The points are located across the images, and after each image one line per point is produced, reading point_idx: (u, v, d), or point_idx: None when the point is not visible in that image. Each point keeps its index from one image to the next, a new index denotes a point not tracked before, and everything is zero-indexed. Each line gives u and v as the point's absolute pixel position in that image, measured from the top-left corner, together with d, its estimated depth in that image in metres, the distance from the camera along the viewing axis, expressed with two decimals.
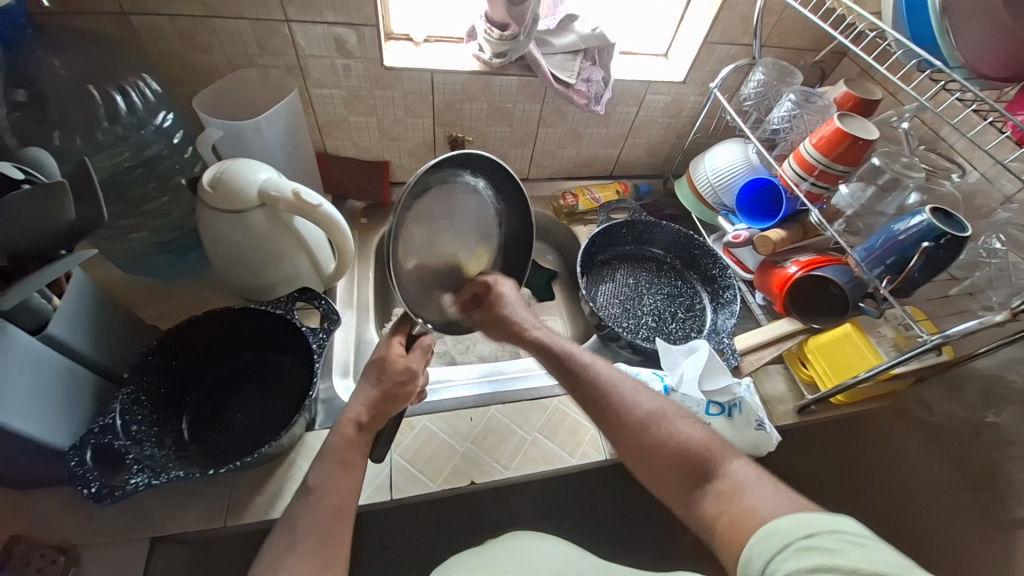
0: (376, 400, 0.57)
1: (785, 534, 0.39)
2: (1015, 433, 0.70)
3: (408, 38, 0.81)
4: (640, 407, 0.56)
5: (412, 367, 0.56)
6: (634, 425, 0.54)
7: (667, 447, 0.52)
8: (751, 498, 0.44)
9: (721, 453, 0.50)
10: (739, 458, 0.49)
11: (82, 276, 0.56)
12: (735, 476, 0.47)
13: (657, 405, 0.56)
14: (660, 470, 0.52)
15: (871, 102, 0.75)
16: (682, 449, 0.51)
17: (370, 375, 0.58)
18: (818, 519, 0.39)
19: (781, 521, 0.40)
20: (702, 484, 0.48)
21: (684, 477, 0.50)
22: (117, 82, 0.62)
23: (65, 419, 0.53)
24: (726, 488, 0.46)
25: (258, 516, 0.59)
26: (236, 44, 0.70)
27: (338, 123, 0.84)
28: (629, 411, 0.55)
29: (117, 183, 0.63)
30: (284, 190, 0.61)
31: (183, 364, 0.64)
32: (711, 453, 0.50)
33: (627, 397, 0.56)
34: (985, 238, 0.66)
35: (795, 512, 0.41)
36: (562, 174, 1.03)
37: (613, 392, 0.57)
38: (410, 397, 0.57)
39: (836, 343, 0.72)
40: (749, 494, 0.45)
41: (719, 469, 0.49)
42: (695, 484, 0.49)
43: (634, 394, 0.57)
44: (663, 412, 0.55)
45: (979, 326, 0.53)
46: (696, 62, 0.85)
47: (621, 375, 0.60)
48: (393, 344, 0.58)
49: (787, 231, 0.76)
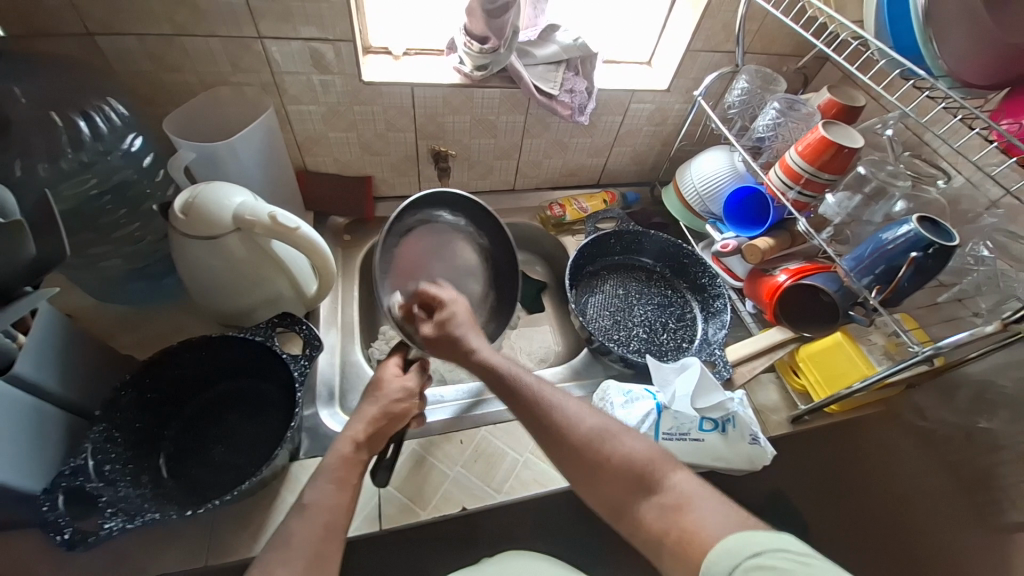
0: (375, 419, 0.56)
1: (734, 556, 0.39)
2: (1006, 438, 0.71)
3: (387, 51, 0.79)
4: (583, 424, 0.52)
5: (408, 386, 0.59)
6: (578, 440, 0.51)
7: (609, 467, 0.49)
8: (698, 512, 0.43)
9: (665, 464, 0.48)
10: (681, 470, 0.48)
11: (48, 311, 0.53)
12: (684, 487, 0.46)
13: (601, 422, 0.52)
14: (608, 484, 0.49)
15: (855, 108, 0.75)
16: (625, 469, 0.48)
17: (368, 397, 0.58)
18: (762, 538, 0.40)
19: (728, 540, 0.40)
20: (648, 495, 0.46)
21: (629, 492, 0.47)
22: (80, 106, 0.60)
23: (35, 463, 0.50)
24: (673, 499, 0.45)
25: (244, 553, 0.57)
26: (208, 62, 0.68)
27: (317, 139, 0.81)
28: (571, 429, 0.52)
29: (84, 212, 0.61)
30: (260, 215, 0.59)
31: (159, 397, 0.62)
32: (655, 465, 0.48)
33: (567, 415, 0.53)
34: (973, 245, 0.66)
35: (738, 528, 0.41)
36: (548, 184, 1.02)
37: (555, 407, 0.53)
38: (408, 415, 0.58)
39: (827, 351, 0.72)
40: (698, 505, 0.44)
41: (664, 481, 0.47)
42: (642, 495, 0.47)
43: (576, 408, 0.53)
44: (606, 428, 0.52)
45: (970, 338, 0.53)
46: (680, 70, 0.84)
47: (566, 391, 0.56)
48: (390, 364, 0.61)
49: (774, 239, 0.76)
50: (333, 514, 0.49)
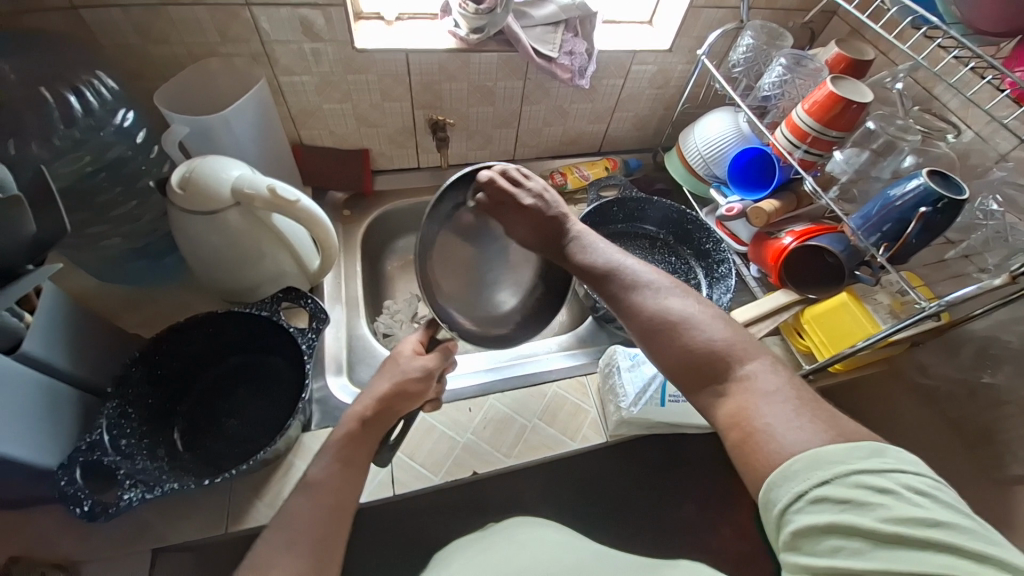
0: (385, 395, 0.55)
1: (801, 479, 0.37)
2: (1009, 392, 0.72)
3: (379, 16, 0.76)
4: (651, 301, 0.51)
5: (427, 365, 0.57)
6: (644, 325, 0.50)
7: (682, 349, 0.47)
8: (767, 410, 0.41)
9: (737, 354, 0.46)
10: (755, 361, 0.45)
11: (52, 289, 0.53)
12: (756, 377, 0.44)
13: (670, 302, 0.51)
14: (675, 365, 0.48)
15: (864, 63, 0.72)
16: (691, 351, 0.47)
17: (381, 373, 0.57)
18: (834, 461, 0.36)
19: (799, 460, 0.37)
20: (716, 383, 0.45)
21: (697, 376, 0.46)
22: (70, 81, 0.59)
23: (51, 438, 0.51)
24: (739, 389, 0.44)
25: (260, 521, 0.58)
26: (195, 31, 0.66)
27: (311, 111, 0.80)
28: (638, 307, 0.51)
29: (80, 189, 0.60)
30: (258, 187, 0.58)
31: (169, 373, 0.62)
32: (730, 351, 0.46)
33: (637, 293, 0.52)
34: (982, 200, 0.65)
35: (807, 447, 0.38)
36: (549, 153, 1.00)
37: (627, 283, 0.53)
38: (422, 394, 0.57)
39: (833, 313, 0.71)
40: (764, 403, 0.42)
41: (735, 369, 0.45)
42: (710, 381, 0.45)
43: (649, 290, 0.52)
44: (673, 307, 0.50)
45: (978, 292, 0.52)
46: (683, 28, 0.81)
47: (643, 272, 0.54)
48: (412, 341, 0.60)
49: (780, 201, 0.74)
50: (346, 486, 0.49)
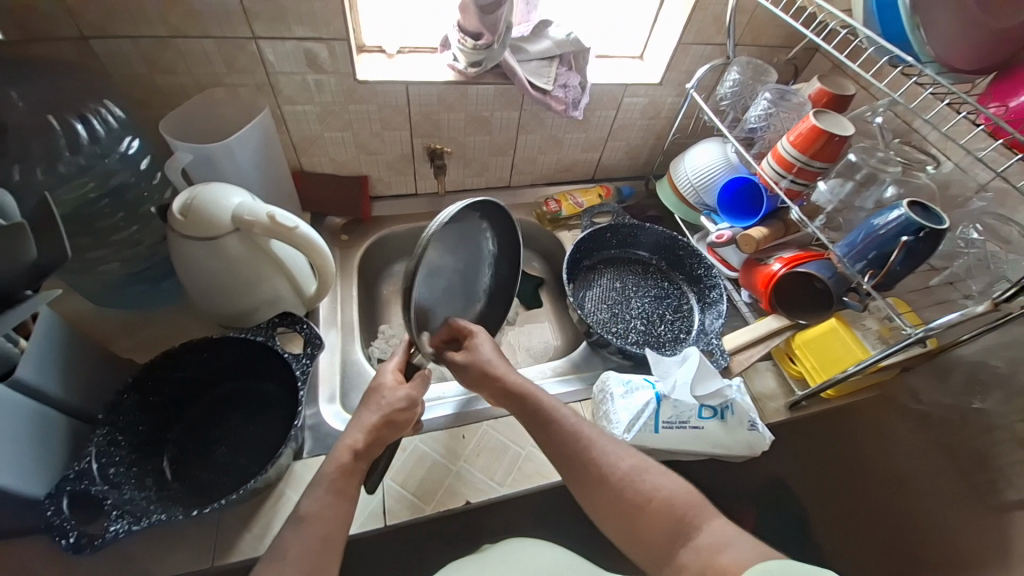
0: (375, 427, 0.55)
1: (768, 573, 0.40)
2: (1000, 418, 0.73)
3: (381, 50, 0.79)
4: (621, 462, 0.55)
5: (412, 394, 0.58)
6: (614, 480, 0.53)
7: (651, 509, 0.51)
8: (732, 553, 0.46)
9: (703, 510, 0.51)
10: (717, 517, 0.51)
11: (50, 315, 0.53)
12: (719, 531, 0.49)
13: (635, 460, 0.55)
14: (648, 529, 0.51)
15: (845, 98, 0.76)
16: (665, 509, 0.51)
17: (367, 406, 0.57)
18: (804, 564, 0.39)
19: (758, 568, 0.41)
20: (687, 539, 0.49)
21: (670, 541, 0.50)
22: (78, 109, 0.60)
23: (38, 466, 0.50)
24: (709, 542, 0.48)
25: (249, 553, 0.57)
26: (202, 64, 0.68)
27: (312, 139, 0.82)
28: (607, 466, 0.54)
29: (82, 215, 0.61)
30: (258, 214, 0.59)
31: (161, 399, 0.62)
32: (694, 510, 0.51)
33: (606, 454, 0.55)
34: (963, 229, 0.68)
35: (781, 558, 0.41)
36: (544, 180, 1.02)
37: (592, 443, 0.56)
38: (409, 424, 0.58)
39: (822, 338, 0.73)
40: (729, 547, 0.47)
41: (701, 525, 0.50)
42: (681, 541, 0.49)
43: (612, 447, 0.56)
44: (642, 467, 0.54)
45: (962, 318, 0.53)
46: (672, 63, 0.85)
47: (600, 430, 0.59)
48: (391, 372, 0.60)
49: (769, 228, 0.76)
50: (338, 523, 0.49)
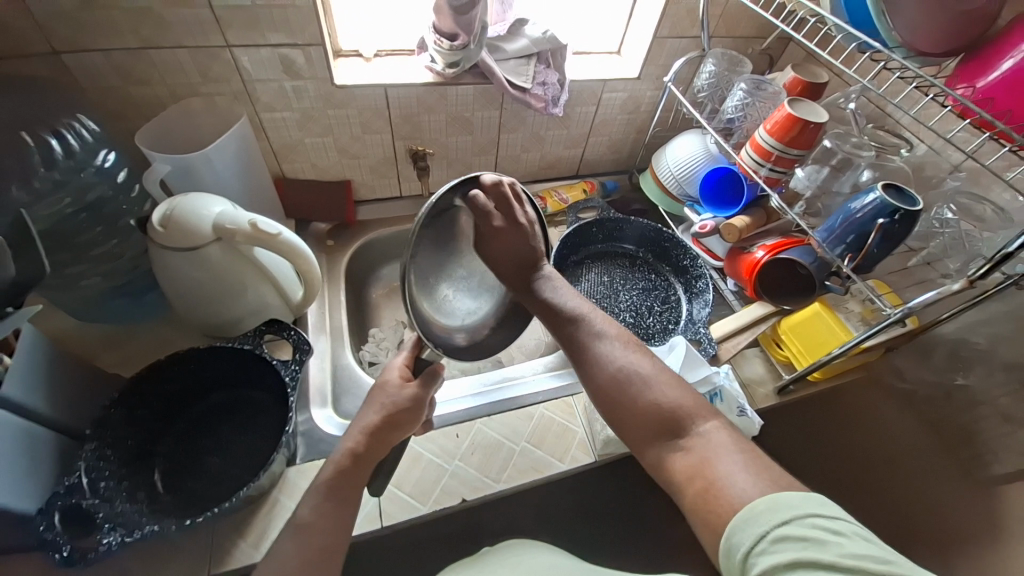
0: (376, 426, 0.53)
1: (763, 521, 0.39)
2: (982, 394, 0.73)
3: (358, 54, 0.79)
4: (615, 362, 0.52)
5: (419, 395, 0.54)
6: (606, 378, 0.51)
7: (641, 407, 0.49)
8: (724, 465, 0.43)
9: (698, 412, 0.48)
10: (715, 420, 0.47)
11: (32, 332, 0.53)
12: (711, 438, 0.46)
13: (635, 362, 0.52)
14: (635, 423, 0.49)
15: (819, 85, 0.77)
16: (656, 410, 0.49)
17: (369, 406, 0.54)
18: (791, 502, 0.39)
19: (758, 503, 0.40)
20: (675, 439, 0.47)
21: (657, 435, 0.48)
22: (51, 125, 0.59)
23: (28, 483, 0.50)
24: (697, 453, 0.45)
25: (244, 562, 0.57)
26: (177, 74, 0.68)
27: (293, 145, 0.81)
28: (603, 366, 0.52)
29: (60, 231, 0.60)
30: (240, 223, 0.59)
31: (150, 413, 0.61)
32: (687, 410, 0.48)
33: (603, 351, 0.53)
34: (937, 209, 0.69)
35: (768, 492, 0.40)
36: (528, 178, 1.03)
37: (594, 340, 0.54)
38: (414, 424, 0.55)
39: (806, 322, 0.74)
40: (722, 459, 0.44)
41: (693, 429, 0.47)
42: (669, 439, 0.47)
43: (613, 346, 0.53)
44: (640, 370, 0.51)
45: (938, 296, 0.54)
46: (649, 58, 0.86)
47: (612, 322, 0.56)
48: (396, 369, 0.57)
49: (750, 217, 0.77)
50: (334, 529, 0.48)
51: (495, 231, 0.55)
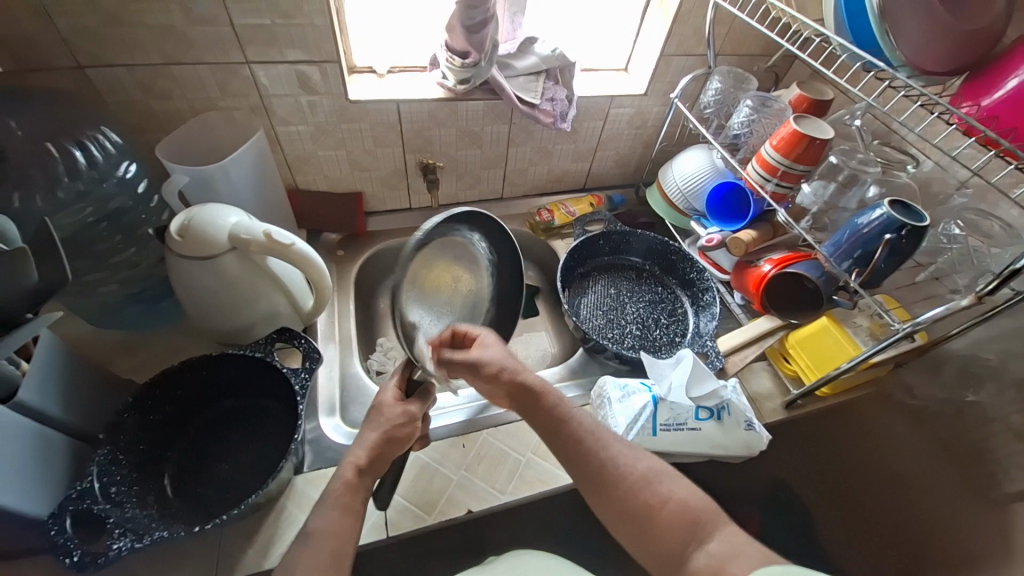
0: (376, 444, 0.55)
1: None
2: (994, 410, 0.73)
3: (371, 70, 0.81)
4: (639, 464, 0.54)
5: (410, 410, 0.58)
6: (629, 485, 0.52)
7: (667, 514, 0.50)
8: (744, 562, 0.45)
9: (716, 515, 0.50)
10: (731, 525, 0.49)
11: (50, 337, 0.54)
12: (734, 540, 0.48)
13: (654, 464, 0.55)
14: (659, 537, 0.50)
15: (824, 102, 0.78)
16: (683, 510, 0.50)
17: (369, 422, 0.57)
18: (810, 575, 0.39)
19: (777, 568, 0.41)
20: (702, 542, 0.48)
21: (684, 544, 0.49)
22: (75, 136, 0.62)
23: (40, 487, 0.51)
24: (723, 547, 0.47)
25: (251, 569, 0.57)
26: (197, 89, 0.70)
27: (307, 158, 0.83)
28: (622, 469, 0.53)
29: (81, 239, 0.62)
30: (255, 233, 0.60)
31: (162, 418, 0.62)
32: (709, 515, 0.50)
33: (622, 455, 0.55)
34: (944, 225, 0.69)
35: (786, 567, 0.41)
36: (536, 191, 1.04)
37: (607, 446, 0.55)
38: (410, 439, 0.58)
39: (814, 336, 0.74)
40: (741, 557, 0.46)
41: (716, 532, 0.49)
42: (695, 544, 0.48)
43: (625, 449, 0.56)
44: (659, 470, 0.54)
45: (947, 312, 0.54)
46: (656, 74, 0.87)
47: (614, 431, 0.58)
48: (391, 389, 0.60)
49: (757, 231, 0.78)
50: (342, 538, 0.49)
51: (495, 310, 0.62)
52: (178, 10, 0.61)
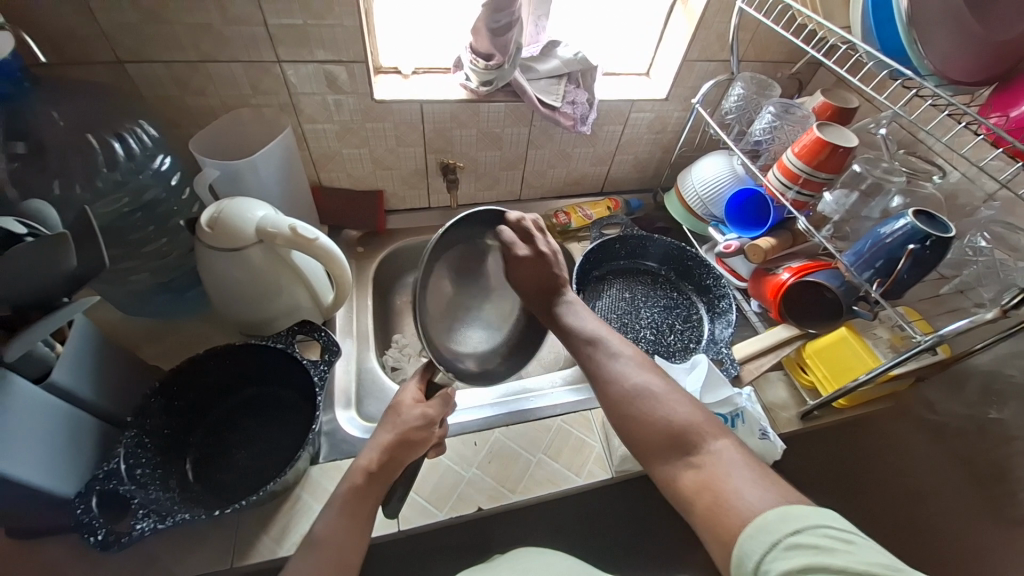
0: (390, 445, 0.55)
1: (773, 530, 0.39)
2: (1017, 428, 0.69)
3: (396, 71, 0.83)
4: (627, 380, 0.53)
5: (428, 414, 0.57)
6: (619, 396, 0.52)
7: (651, 424, 0.49)
8: (733, 478, 0.44)
9: (707, 429, 0.48)
10: (726, 437, 0.47)
11: (84, 322, 0.56)
12: (720, 454, 0.46)
13: (646, 382, 0.53)
14: (646, 445, 0.49)
15: (849, 110, 0.77)
16: (667, 425, 0.49)
17: (386, 423, 0.57)
18: (804, 513, 0.39)
19: (767, 515, 0.40)
20: (685, 456, 0.47)
21: (666, 452, 0.48)
22: (114, 129, 0.64)
23: (70, 465, 0.53)
24: (705, 462, 0.45)
25: (267, 554, 0.58)
26: (229, 85, 0.72)
27: (331, 155, 0.85)
28: (614, 385, 0.53)
29: (116, 228, 0.64)
30: (281, 227, 0.62)
31: (185, 404, 0.64)
32: (698, 428, 0.48)
33: (618, 371, 0.54)
34: (971, 237, 0.68)
35: (778, 503, 0.41)
36: (553, 194, 1.05)
37: (605, 364, 0.55)
38: (427, 442, 0.56)
39: (832, 348, 0.73)
40: (732, 474, 0.44)
41: (703, 446, 0.47)
42: (677, 454, 0.47)
43: (629, 368, 0.54)
44: (655, 389, 0.52)
45: (971, 324, 0.53)
46: (677, 79, 0.87)
47: (622, 349, 0.57)
48: (411, 390, 0.59)
49: (776, 238, 0.77)
50: None
51: (519, 260, 0.61)
52: (216, 9, 0.64)
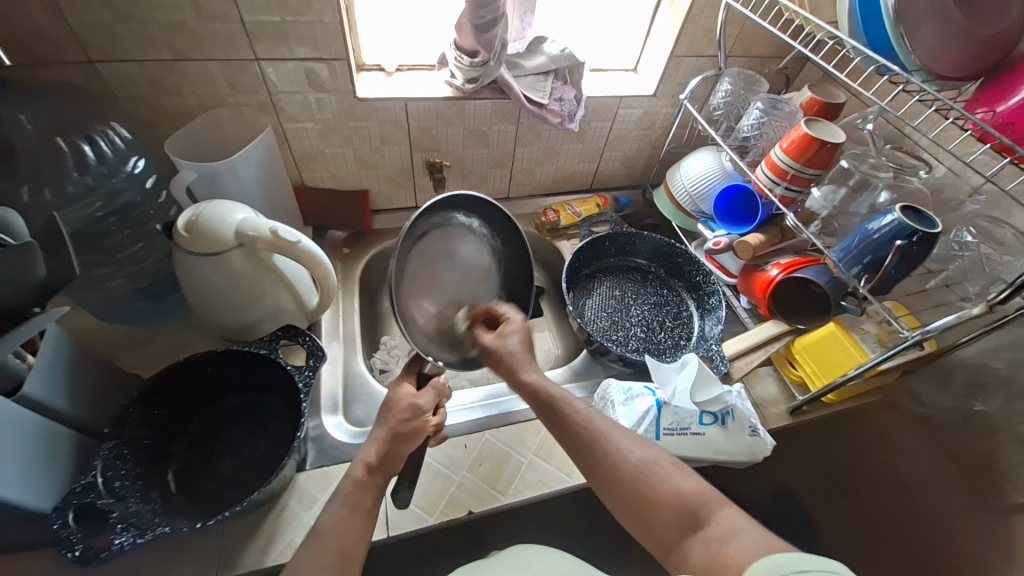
0: (383, 440, 0.55)
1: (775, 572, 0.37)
2: (1003, 420, 0.71)
3: (380, 68, 0.81)
4: (632, 453, 0.52)
5: (417, 404, 0.58)
6: (625, 472, 0.50)
7: (660, 501, 0.48)
8: (739, 542, 0.43)
9: (713, 500, 0.48)
10: (729, 505, 0.47)
11: (57, 331, 0.54)
12: (728, 522, 0.45)
13: (649, 454, 0.52)
14: (657, 524, 0.48)
15: (836, 105, 0.77)
16: (678, 500, 0.48)
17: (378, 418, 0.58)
18: (812, 559, 0.37)
19: (771, 560, 0.38)
20: (696, 530, 0.46)
21: (678, 530, 0.47)
22: (85, 131, 0.61)
23: (46, 479, 0.51)
24: (718, 530, 0.45)
25: (253, 565, 0.57)
26: (206, 85, 0.70)
27: (314, 155, 0.83)
28: (617, 461, 0.51)
29: (89, 233, 0.62)
30: (262, 230, 0.60)
31: (166, 413, 0.62)
32: (703, 499, 0.48)
33: (617, 446, 0.52)
34: (957, 231, 0.68)
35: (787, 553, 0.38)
36: (542, 191, 1.04)
37: (604, 439, 0.53)
38: (420, 433, 0.57)
39: (821, 342, 0.73)
40: (738, 537, 0.43)
41: (711, 517, 0.46)
42: (689, 531, 0.46)
43: (624, 440, 0.53)
44: (657, 461, 0.51)
45: (957, 320, 0.53)
46: (665, 75, 0.87)
47: (615, 423, 0.56)
48: (403, 384, 0.60)
49: (765, 234, 0.76)
50: (346, 538, 0.49)
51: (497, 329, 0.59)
52: (189, 6, 0.61)
